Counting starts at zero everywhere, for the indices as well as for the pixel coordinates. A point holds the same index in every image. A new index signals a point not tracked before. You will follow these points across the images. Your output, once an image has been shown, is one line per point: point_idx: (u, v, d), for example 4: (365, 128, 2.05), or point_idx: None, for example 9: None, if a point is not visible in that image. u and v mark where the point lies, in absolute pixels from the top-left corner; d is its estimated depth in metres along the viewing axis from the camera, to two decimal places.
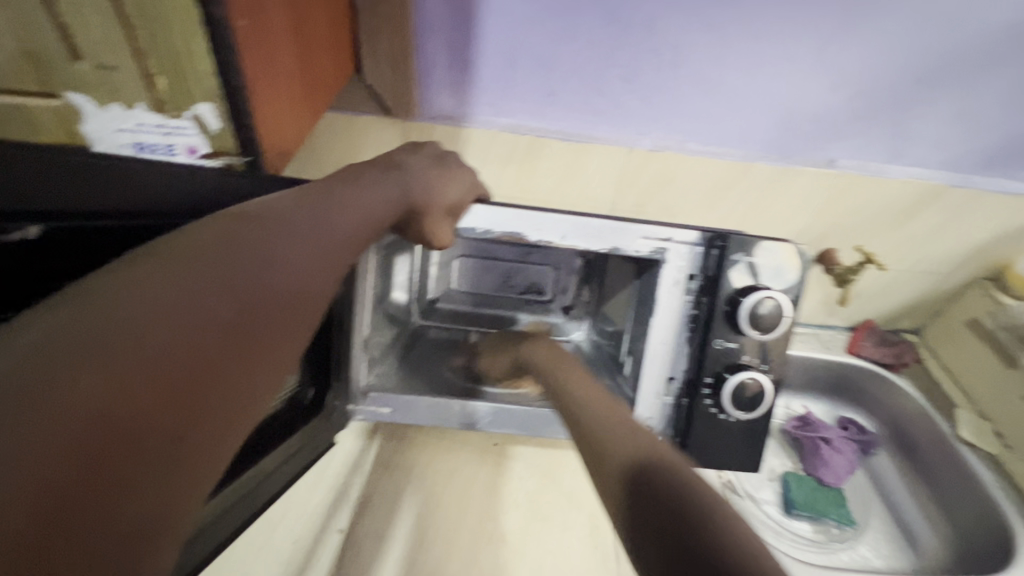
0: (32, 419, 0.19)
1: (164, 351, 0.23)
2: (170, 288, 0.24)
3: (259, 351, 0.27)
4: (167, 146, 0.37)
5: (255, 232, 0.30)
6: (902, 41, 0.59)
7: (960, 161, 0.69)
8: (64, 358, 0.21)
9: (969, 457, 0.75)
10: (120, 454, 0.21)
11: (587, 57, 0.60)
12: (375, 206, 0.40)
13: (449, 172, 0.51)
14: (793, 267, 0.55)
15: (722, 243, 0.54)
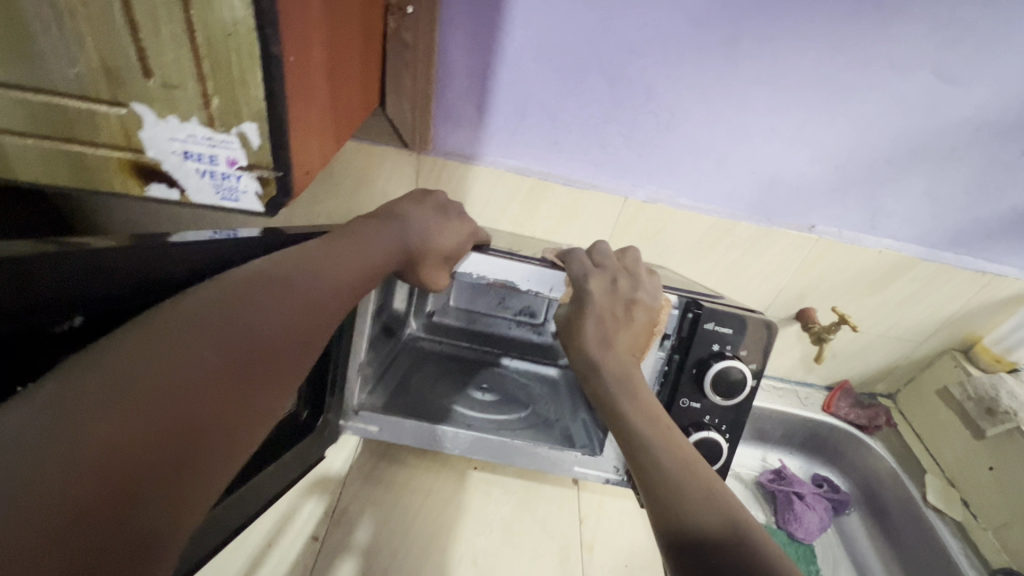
0: (56, 447, 0.24)
1: (169, 389, 0.28)
2: (171, 345, 0.29)
3: (247, 395, 0.32)
4: (211, 157, 0.36)
5: (254, 289, 0.35)
6: (875, 125, 0.64)
7: (929, 237, 0.74)
8: (83, 404, 0.25)
9: (936, 522, 0.76)
10: (129, 472, 0.25)
11: (591, 113, 0.66)
12: (370, 257, 0.46)
13: (448, 222, 0.57)
14: (759, 339, 0.58)
15: (696, 310, 0.57)
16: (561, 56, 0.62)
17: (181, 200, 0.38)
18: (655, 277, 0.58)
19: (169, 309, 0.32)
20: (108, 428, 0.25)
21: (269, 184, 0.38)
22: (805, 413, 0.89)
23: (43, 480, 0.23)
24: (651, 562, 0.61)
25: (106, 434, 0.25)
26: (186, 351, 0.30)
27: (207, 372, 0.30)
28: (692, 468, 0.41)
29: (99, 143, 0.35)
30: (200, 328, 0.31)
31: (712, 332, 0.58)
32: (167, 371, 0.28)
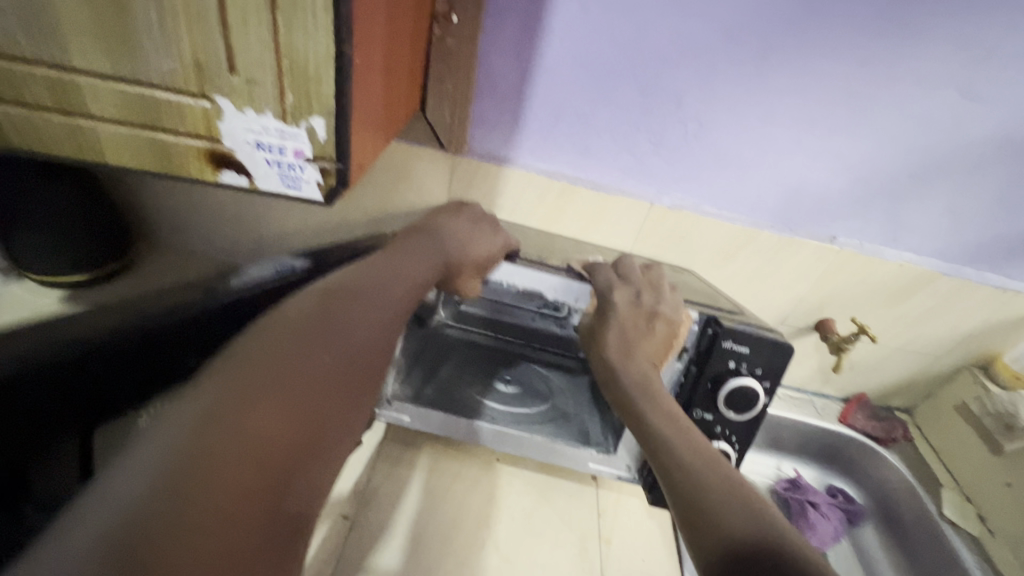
0: (230, 434, 0.28)
1: (297, 391, 0.32)
2: (294, 350, 0.34)
3: (350, 396, 0.36)
4: (281, 148, 0.39)
5: (341, 305, 0.40)
6: (899, 139, 0.66)
7: (950, 252, 0.75)
8: (241, 400, 0.29)
9: (951, 535, 0.77)
10: (281, 460, 0.29)
11: (622, 120, 0.69)
12: (415, 274, 0.51)
13: (480, 234, 0.62)
14: (776, 361, 0.58)
15: (715, 328, 0.58)
16: (596, 65, 0.65)
17: (249, 186, 0.41)
18: (677, 297, 0.61)
19: (277, 322, 0.36)
20: (266, 416, 0.30)
21: (329, 174, 0.41)
22: (822, 423, 0.90)
23: (228, 461, 0.27)
24: (666, 558, 0.63)
25: (266, 422, 0.29)
26: (309, 356, 0.35)
27: (324, 375, 0.35)
28: (712, 465, 0.42)
29: (183, 131, 0.38)
30: (311, 336, 0.36)
31: (730, 350, 0.58)
32: (296, 371, 0.33)
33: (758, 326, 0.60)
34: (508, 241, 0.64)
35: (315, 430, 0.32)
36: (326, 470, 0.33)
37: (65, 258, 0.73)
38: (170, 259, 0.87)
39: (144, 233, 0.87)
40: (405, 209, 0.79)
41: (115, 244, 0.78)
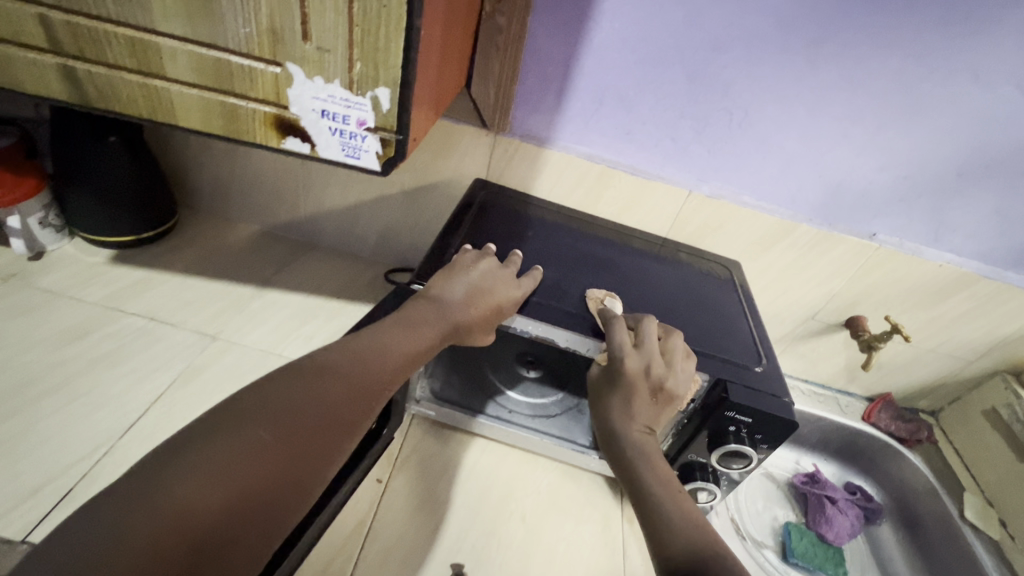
0: (151, 512, 0.28)
1: (240, 463, 0.32)
2: (243, 421, 0.34)
3: (304, 469, 0.35)
4: (345, 117, 0.40)
5: (315, 375, 0.39)
6: (951, 136, 0.65)
7: (993, 255, 0.74)
8: (173, 474, 0.30)
9: (971, 537, 0.76)
10: (201, 538, 0.29)
11: (666, 106, 0.68)
12: (415, 337, 0.47)
13: (487, 289, 0.54)
14: (781, 434, 0.53)
15: (723, 393, 0.53)
16: (644, 49, 0.64)
17: (310, 154, 0.42)
18: (692, 362, 0.54)
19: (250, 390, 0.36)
20: (191, 499, 0.29)
21: (388, 145, 0.42)
22: (845, 420, 0.90)
23: (137, 540, 0.27)
24: None
25: (188, 506, 0.29)
26: (260, 430, 0.34)
27: (271, 448, 0.33)
28: (684, 509, 0.42)
29: (252, 97, 0.39)
30: (267, 407, 0.35)
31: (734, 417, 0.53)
32: (240, 444, 0.32)
33: (769, 390, 0.54)
34: (523, 292, 0.56)
35: (249, 506, 0.32)
36: (255, 549, 0.32)
37: (116, 218, 0.76)
38: (210, 225, 0.89)
39: (186, 198, 0.89)
40: (442, 186, 0.80)
41: (162, 206, 0.80)
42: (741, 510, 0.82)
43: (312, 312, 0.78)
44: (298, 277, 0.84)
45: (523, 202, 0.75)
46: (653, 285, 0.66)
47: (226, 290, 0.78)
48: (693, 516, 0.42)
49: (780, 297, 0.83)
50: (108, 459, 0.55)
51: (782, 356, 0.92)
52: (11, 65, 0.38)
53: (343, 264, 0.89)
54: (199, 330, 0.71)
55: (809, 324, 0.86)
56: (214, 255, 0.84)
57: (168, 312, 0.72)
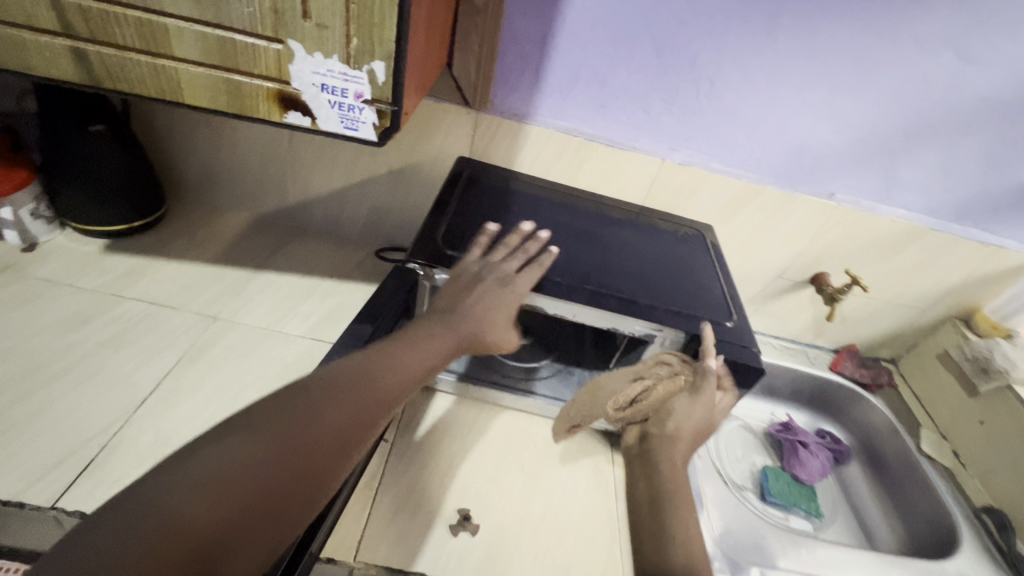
0: (148, 522, 0.28)
1: (247, 472, 0.32)
2: (250, 435, 0.34)
3: (310, 482, 0.35)
4: (343, 90, 0.43)
5: (324, 389, 0.39)
6: (895, 99, 0.71)
7: (941, 209, 0.81)
8: (179, 484, 0.30)
9: (927, 466, 0.84)
10: (198, 551, 0.29)
11: (637, 78, 0.72)
12: (425, 353, 0.49)
13: (505, 292, 0.56)
14: (751, 381, 0.58)
15: (698, 347, 0.58)
16: (616, 25, 0.68)
17: (311, 127, 0.45)
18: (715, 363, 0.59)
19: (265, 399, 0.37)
20: (193, 509, 0.30)
21: (384, 115, 0.45)
22: (813, 370, 0.97)
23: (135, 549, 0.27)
24: None
25: (189, 515, 0.29)
26: (269, 441, 0.34)
27: (299, 457, 0.34)
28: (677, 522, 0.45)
29: (256, 73, 0.42)
30: (275, 420, 0.35)
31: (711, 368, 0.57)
32: (248, 458, 0.33)
33: (738, 341, 0.59)
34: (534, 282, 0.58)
35: (252, 519, 0.31)
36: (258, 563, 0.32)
37: (108, 208, 0.77)
38: (199, 213, 0.90)
39: (174, 187, 0.90)
40: (428, 164, 0.83)
41: (153, 195, 0.82)
42: (722, 457, 0.88)
43: (307, 292, 0.81)
44: (291, 260, 0.86)
45: (506, 175, 0.78)
46: (633, 248, 0.70)
47: (221, 274, 0.80)
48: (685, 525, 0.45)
49: (751, 258, 0.89)
50: (124, 432, 0.58)
51: (754, 315, 0.98)
52: (24, 48, 0.40)
53: (334, 246, 0.92)
54: (200, 312, 0.73)
55: (778, 283, 0.92)
56: (205, 242, 0.86)
57: (167, 297, 0.74)
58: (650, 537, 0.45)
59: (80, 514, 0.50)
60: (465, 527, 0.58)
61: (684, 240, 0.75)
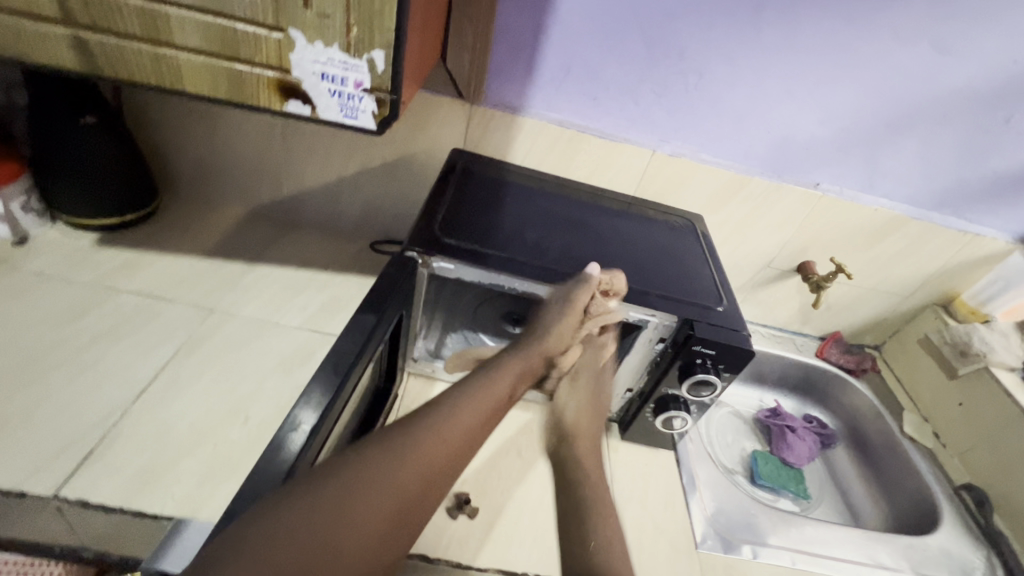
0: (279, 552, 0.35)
1: (350, 524, 0.39)
2: (353, 490, 0.41)
3: (388, 541, 0.42)
4: (343, 79, 0.44)
5: (408, 449, 0.46)
6: (876, 89, 0.73)
7: (921, 198, 0.84)
8: (303, 524, 0.37)
9: (909, 447, 0.87)
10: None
11: (629, 71, 0.74)
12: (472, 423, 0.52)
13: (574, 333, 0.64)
14: (742, 362, 0.59)
15: (689, 330, 0.59)
16: (607, 18, 0.69)
17: (311, 116, 0.46)
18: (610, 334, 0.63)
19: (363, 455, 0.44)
20: (313, 548, 0.37)
21: (383, 104, 0.46)
22: (800, 356, 0.99)
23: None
24: (666, 464, 0.71)
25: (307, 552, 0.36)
26: (367, 499, 0.41)
27: (351, 531, 0.39)
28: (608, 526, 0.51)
29: (257, 62, 0.43)
30: (370, 479, 0.42)
31: (702, 350, 0.59)
32: (351, 514, 0.40)
33: (728, 325, 0.60)
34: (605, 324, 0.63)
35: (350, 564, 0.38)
36: None
37: (101, 201, 0.76)
38: (192, 207, 0.90)
39: (167, 181, 0.90)
40: (422, 157, 0.83)
41: (145, 188, 0.81)
42: (713, 442, 0.91)
43: (302, 284, 0.81)
44: (286, 254, 0.86)
45: (499, 167, 0.79)
46: (625, 236, 0.72)
47: (215, 267, 0.80)
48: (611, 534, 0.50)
49: (739, 248, 0.91)
50: (123, 422, 0.58)
51: (742, 304, 1.00)
52: (25, 37, 0.41)
53: (328, 239, 0.92)
54: (196, 304, 0.73)
55: (766, 272, 0.95)
56: (199, 235, 0.86)
57: (162, 289, 0.74)
58: (589, 540, 0.49)
59: (82, 504, 0.51)
60: (462, 511, 0.59)
61: (674, 229, 0.77)
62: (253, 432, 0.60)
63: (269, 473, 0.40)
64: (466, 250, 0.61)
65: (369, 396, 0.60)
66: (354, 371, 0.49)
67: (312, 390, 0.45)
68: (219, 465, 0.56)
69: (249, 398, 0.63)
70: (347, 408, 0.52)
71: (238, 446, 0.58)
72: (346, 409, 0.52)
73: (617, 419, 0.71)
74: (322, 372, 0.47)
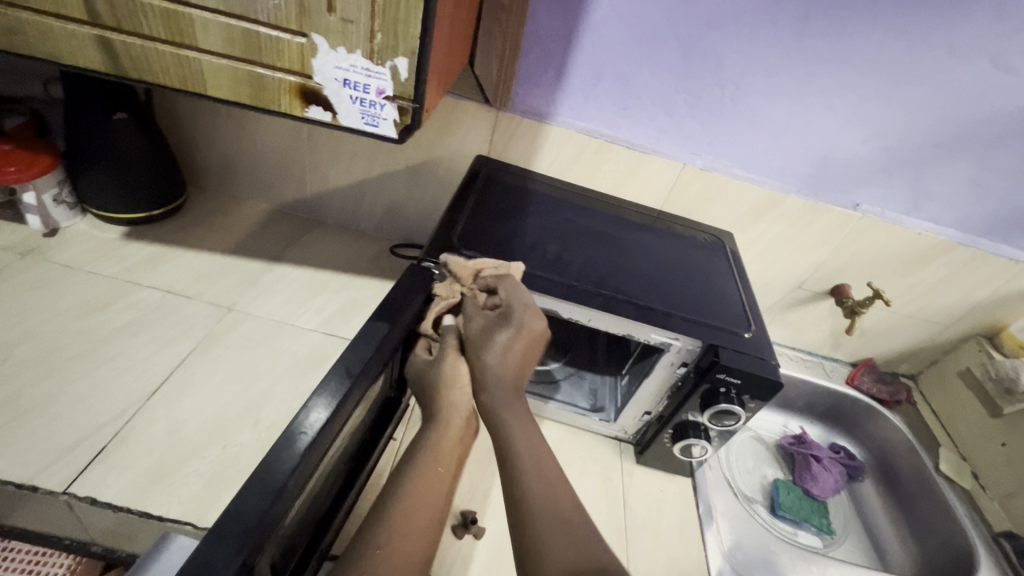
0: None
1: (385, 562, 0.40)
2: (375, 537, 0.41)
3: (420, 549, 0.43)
4: (365, 86, 0.43)
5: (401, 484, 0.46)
6: (928, 108, 0.69)
7: (969, 224, 0.79)
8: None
9: (944, 486, 0.82)
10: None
11: (662, 82, 0.71)
12: (432, 478, 0.48)
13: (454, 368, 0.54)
14: (768, 393, 0.56)
15: (713, 357, 0.56)
16: (641, 26, 0.67)
17: (331, 122, 0.45)
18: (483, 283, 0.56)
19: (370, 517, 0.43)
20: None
21: (406, 112, 0.44)
22: (829, 382, 0.95)
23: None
24: (683, 491, 0.68)
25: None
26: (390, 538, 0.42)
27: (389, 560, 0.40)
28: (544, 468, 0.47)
29: (279, 66, 0.42)
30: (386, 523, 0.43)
31: (727, 379, 0.56)
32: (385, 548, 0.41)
33: (756, 353, 0.57)
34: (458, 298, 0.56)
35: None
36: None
37: (130, 196, 0.78)
38: (217, 203, 0.91)
39: (194, 176, 0.91)
40: (446, 161, 0.82)
41: (174, 184, 0.82)
42: (732, 468, 0.87)
43: (320, 285, 0.81)
44: (306, 253, 0.86)
45: (523, 175, 0.78)
46: (652, 251, 0.70)
47: (236, 265, 0.81)
48: (550, 492, 0.45)
49: (771, 266, 0.87)
50: (136, 420, 0.58)
51: (770, 325, 0.96)
52: (53, 36, 0.41)
53: (349, 240, 0.92)
54: (214, 302, 0.74)
55: (796, 293, 0.91)
56: (222, 231, 0.86)
57: (182, 285, 0.75)
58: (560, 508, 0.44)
59: (91, 500, 0.51)
60: (469, 530, 0.58)
61: (702, 247, 0.74)
62: (262, 436, 0.60)
63: (270, 477, 0.42)
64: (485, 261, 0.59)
65: (380, 406, 0.60)
66: (364, 378, 0.50)
67: (320, 396, 0.47)
68: (227, 467, 0.56)
69: (261, 400, 0.63)
70: (355, 417, 0.53)
71: (248, 449, 0.58)
72: (353, 419, 0.52)
73: (632, 442, 0.69)
74: (332, 379, 0.48)
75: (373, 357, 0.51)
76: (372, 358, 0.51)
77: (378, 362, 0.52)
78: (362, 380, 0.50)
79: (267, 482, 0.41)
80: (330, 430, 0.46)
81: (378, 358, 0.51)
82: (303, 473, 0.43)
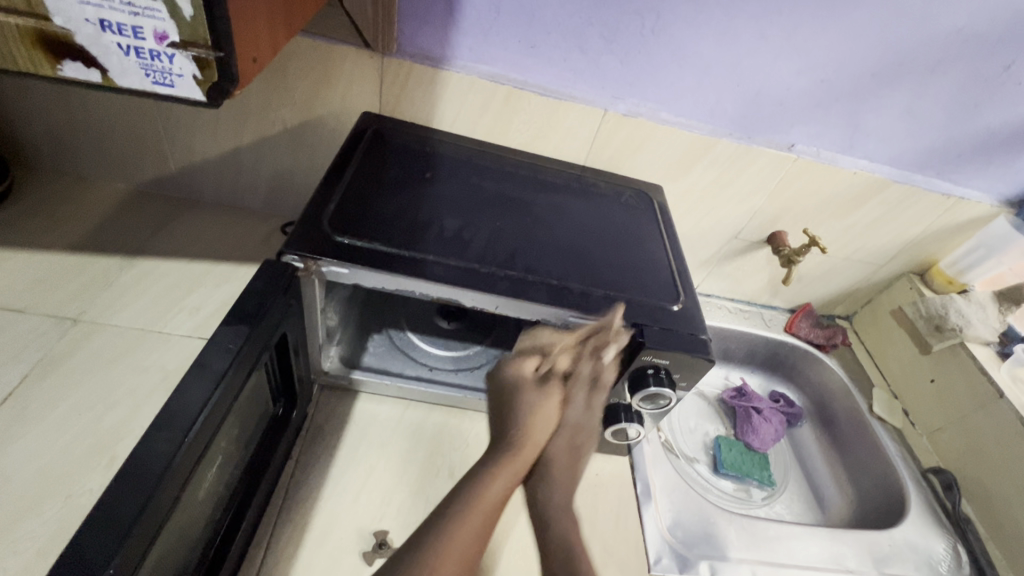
0: None
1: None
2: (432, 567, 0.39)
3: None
4: (134, 28, 0.31)
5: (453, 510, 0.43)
6: (864, 31, 0.61)
7: (904, 159, 0.74)
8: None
9: (876, 427, 0.82)
10: None
11: (571, 12, 0.60)
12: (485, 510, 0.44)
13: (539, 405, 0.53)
14: (700, 371, 0.50)
15: (638, 338, 0.49)
16: None
17: (104, 83, 0.33)
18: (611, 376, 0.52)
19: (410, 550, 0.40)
20: None
21: (208, 65, 0.33)
22: (769, 332, 0.92)
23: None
24: (619, 472, 0.64)
25: None
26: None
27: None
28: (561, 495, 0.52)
29: None
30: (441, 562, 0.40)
31: (654, 361, 0.49)
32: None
33: (686, 327, 0.51)
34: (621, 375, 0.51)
35: None
36: None
37: None
38: (55, 186, 0.75)
39: (20, 155, 0.74)
40: (331, 121, 0.69)
41: None
42: (674, 430, 0.84)
43: (195, 279, 0.68)
44: (177, 241, 0.73)
45: (421, 134, 0.66)
46: (571, 217, 0.61)
47: (84, 264, 0.67)
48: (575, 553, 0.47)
49: (705, 217, 0.81)
50: None
51: (708, 277, 0.92)
52: None
53: (231, 221, 0.78)
54: (54, 314, 0.61)
55: (734, 244, 0.86)
56: (63, 221, 0.71)
57: (6, 296, 0.61)
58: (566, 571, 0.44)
59: None
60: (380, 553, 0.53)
61: (627, 205, 0.67)
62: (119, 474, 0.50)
63: (134, 488, 0.33)
64: (365, 247, 0.49)
65: (262, 424, 0.51)
66: (242, 361, 0.41)
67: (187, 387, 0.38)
68: (70, 524, 0.46)
69: (115, 431, 0.52)
70: (231, 440, 0.44)
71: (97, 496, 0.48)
72: (228, 438, 0.43)
73: None
74: (206, 360, 0.39)
75: (248, 333, 0.41)
76: (246, 334, 0.41)
77: (256, 340, 0.42)
78: (235, 361, 0.40)
79: (119, 516, 0.32)
80: (203, 435, 0.37)
81: (254, 335, 0.42)
82: (175, 480, 0.35)
